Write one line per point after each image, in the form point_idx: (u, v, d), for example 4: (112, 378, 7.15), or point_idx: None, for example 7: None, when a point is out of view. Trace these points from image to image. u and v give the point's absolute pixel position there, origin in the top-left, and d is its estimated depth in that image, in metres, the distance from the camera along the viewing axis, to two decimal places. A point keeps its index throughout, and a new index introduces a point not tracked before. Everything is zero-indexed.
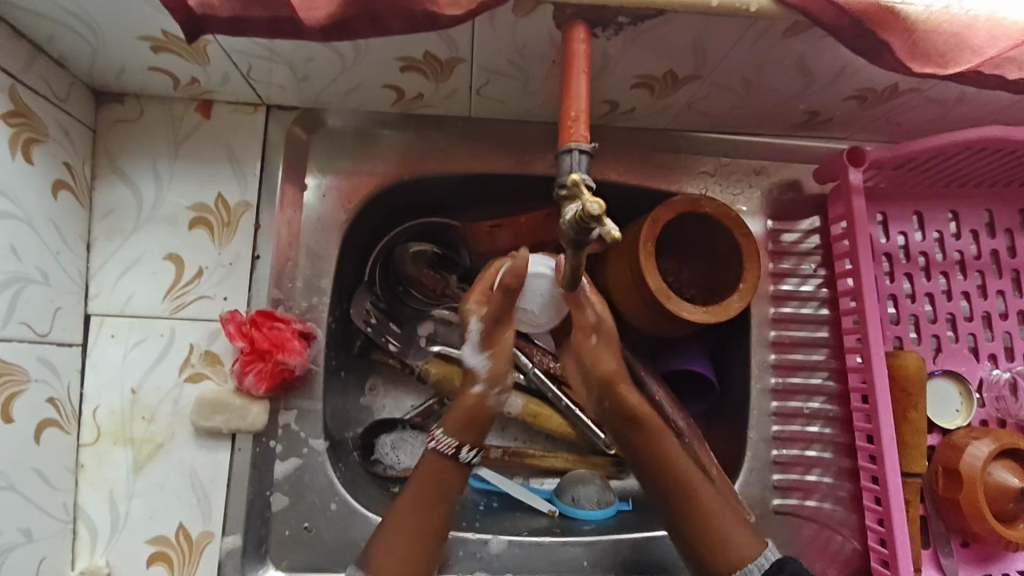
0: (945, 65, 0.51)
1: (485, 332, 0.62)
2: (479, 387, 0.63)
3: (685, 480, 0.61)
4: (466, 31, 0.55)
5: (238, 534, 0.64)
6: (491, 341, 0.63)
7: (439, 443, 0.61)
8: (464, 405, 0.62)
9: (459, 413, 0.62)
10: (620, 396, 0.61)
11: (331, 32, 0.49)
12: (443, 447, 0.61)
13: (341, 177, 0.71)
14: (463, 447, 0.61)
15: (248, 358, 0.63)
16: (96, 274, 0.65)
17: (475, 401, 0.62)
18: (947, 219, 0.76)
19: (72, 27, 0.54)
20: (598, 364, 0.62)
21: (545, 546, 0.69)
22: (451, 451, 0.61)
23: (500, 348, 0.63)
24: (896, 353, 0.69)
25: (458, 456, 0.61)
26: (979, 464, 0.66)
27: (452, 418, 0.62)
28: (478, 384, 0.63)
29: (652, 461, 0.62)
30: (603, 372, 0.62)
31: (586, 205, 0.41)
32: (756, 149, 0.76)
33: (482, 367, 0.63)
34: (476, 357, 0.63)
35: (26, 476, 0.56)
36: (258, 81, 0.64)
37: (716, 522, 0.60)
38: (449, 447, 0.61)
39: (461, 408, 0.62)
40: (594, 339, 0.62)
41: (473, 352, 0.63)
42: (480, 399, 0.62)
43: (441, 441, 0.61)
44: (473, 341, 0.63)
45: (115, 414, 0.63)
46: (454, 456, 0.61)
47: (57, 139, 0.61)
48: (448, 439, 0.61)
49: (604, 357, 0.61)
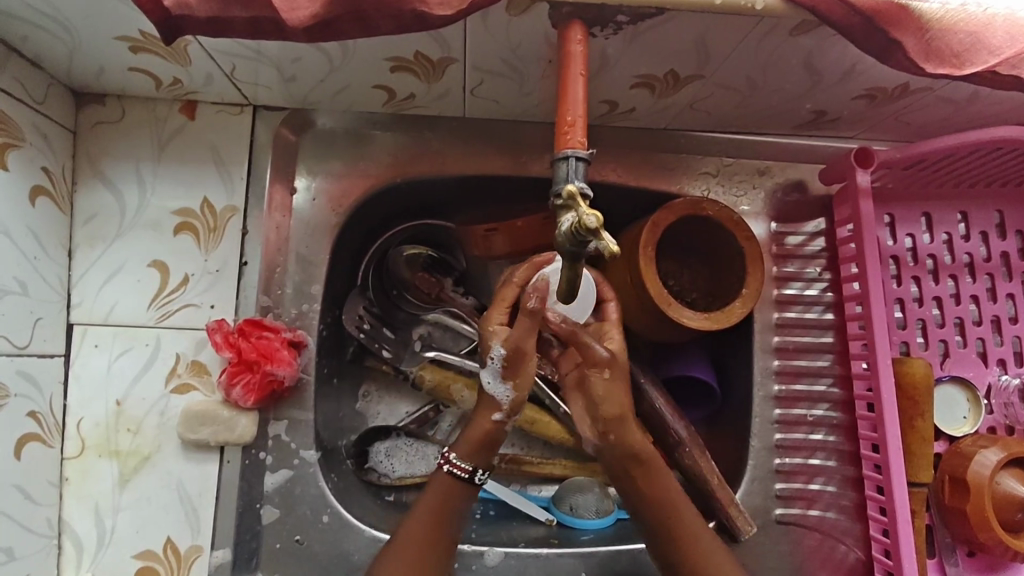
0: (961, 65, 0.48)
1: (511, 360, 0.55)
2: (497, 416, 0.57)
3: (679, 522, 0.58)
4: (458, 31, 0.52)
5: (227, 548, 0.63)
6: (515, 371, 0.55)
7: (455, 467, 0.57)
8: (478, 430, 0.57)
9: (472, 438, 0.57)
10: (628, 432, 0.56)
11: (316, 33, 0.47)
12: (460, 471, 0.57)
13: (331, 179, 0.69)
14: (478, 469, 0.58)
15: (236, 369, 0.62)
16: (78, 283, 0.63)
17: (490, 430, 0.57)
18: (956, 220, 0.74)
19: (46, 28, 0.52)
20: (605, 395, 0.55)
21: (542, 558, 0.68)
22: (465, 475, 0.57)
23: (526, 379, 0.56)
24: (903, 360, 0.67)
25: (474, 478, 0.58)
26: (987, 473, 0.64)
27: (466, 442, 0.57)
28: (498, 412, 0.57)
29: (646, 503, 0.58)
30: (617, 405, 0.55)
31: (584, 217, 0.39)
32: (759, 148, 0.74)
33: (503, 396, 0.56)
34: (496, 385, 0.56)
35: (8, 494, 0.54)
36: (243, 82, 0.61)
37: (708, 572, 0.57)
38: (464, 470, 0.57)
39: (475, 434, 0.57)
40: (606, 374, 0.55)
41: (494, 380, 0.56)
42: (498, 427, 0.57)
43: (457, 465, 0.57)
44: (494, 368, 0.56)
45: (100, 425, 0.62)
46: (470, 478, 0.58)
47: (34, 143, 0.59)
48: (463, 464, 0.57)
49: (617, 391, 0.55)
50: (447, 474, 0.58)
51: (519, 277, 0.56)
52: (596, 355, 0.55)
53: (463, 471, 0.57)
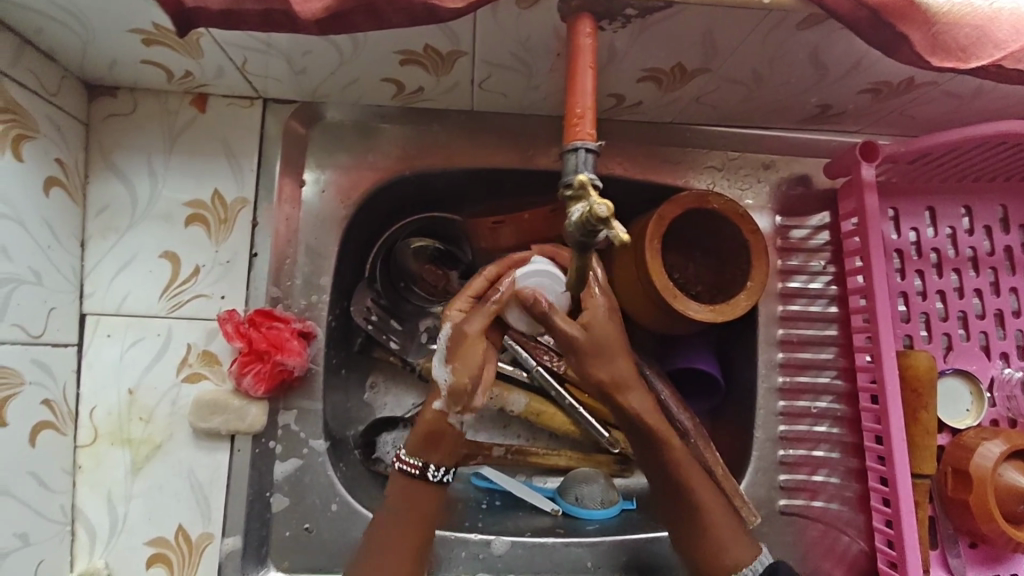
0: (967, 59, 0.49)
1: (453, 341, 0.56)
2: (438, 403, 0.58)
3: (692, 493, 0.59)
4: (468, 24, 0.53)
5: (238, 535, 0.63)
6: (456, 354, 0.56)
7: (405, 464, 0.59)
8: (424, 423, 0.59)
9: (420, 430, 0.59)
10: (620, 402, 0.57)
11: (328, 26, 0.47)
12: (408, 467, 0.59)
13: (340, 172, 0.70)
14: (429, 466, 0.59)
15: (246, 358, 0.62)
16: (90, 273, 0.64)
17: (432, 419, 0.59)
18: (959, 214, 0.74)
19: (60, 20, 0.53)
20: (604, 367, 0.55)
21: (548, 547, 0.69)
22: (416, 472, 0.59)
23: (465, 364, 0.56)
24: (906, 353, 0.67)
25: (426, 475, 0.59)
26: (990, 465, 0.65)
27: (415, 435, 0.60)
28: (439, 399, 0.58)
29: (662, 471, 0.60)
30: (600, 381, 0.56)
31: (594, 207, 0.39)
32: (765, 142, 0.74)
33: (442, 381, 0.57)
34: (439, 369, 0.58)
35: (23, 480, 0.55)
36: (254, 75, 0.62)
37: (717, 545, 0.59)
38: (414, 467, 0.59)
39: (421, 425, 0.59)
40: (575, 358, 0.55)
41: (438, 364, 0.58)
42: (439, 416, 0.58)
43: (406, 462, 0.59)
44: (441, 352, 0.57)
45: (112, 414, 0.63)
46: (423, 475, 0.59)
47: (47, 134, 0.59)
48: (413, 461, 0.59)
49: (598, 367, 0.55)
50: (399, 471, 0.60)
51: (493, 272, 0.58)
52: (569, 341, 0.53)
53: (412, 468, 0.59)
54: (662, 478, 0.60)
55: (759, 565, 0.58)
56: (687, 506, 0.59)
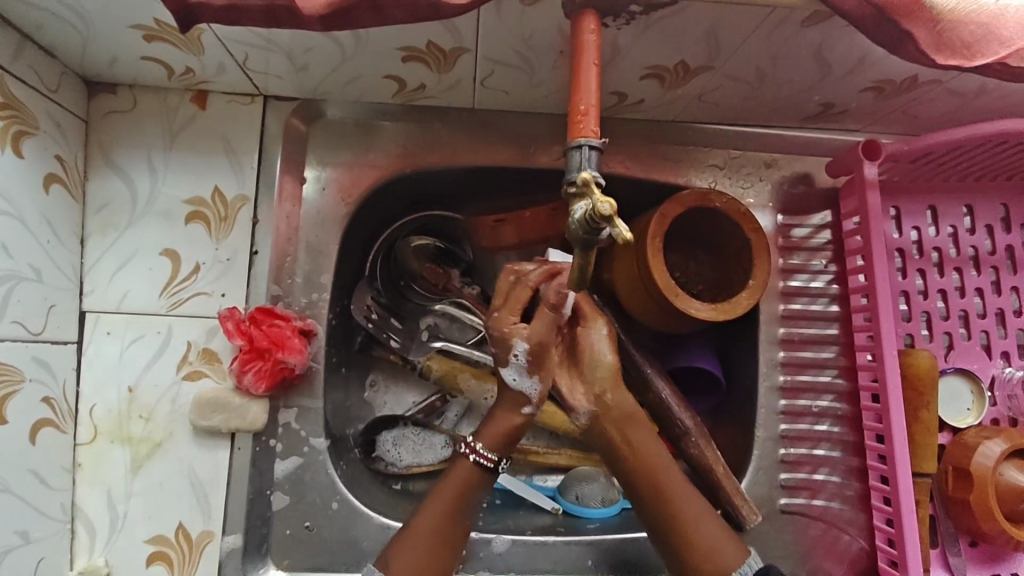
0: (971, 57, 0.49)
1: (534, 354, 0.57)
2: (528, 409, 0.59)
3: (676, 497, 0.59)
4: (471, 20, 0.53)
5: (239, 533, 0.63)
6: (541, 365, 0.57)
7: (481, 457, 0.58)
8: (507, 423, 0.59)
9: (499, 429, 0.59)
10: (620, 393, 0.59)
11: (331, 23, 0.47)
12: (486, 459, 0.58)
13: (340, 169, 0.69)
14: (502, 459, 0.59)
15: (247, 356, 0.62)
16: (90, 270, 0.63)
17: (519, 422, 0.59)
18: (961, 213, 0.74)
19: (61, 15, 0.52)
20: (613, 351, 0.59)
21: (549, 546, 0.69)
22: (490, 464, 0.58)
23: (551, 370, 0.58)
24: (908, 352, 0.67)
25: (496, 469, 0.59)
26: (990, 464, 0.65)
27: (492, 432, 0.59)
28: (529, 405, 0.59)
29: (648, 474, 0.59)
30: (606, 366, 0.58)
31: (597, 205, 0.39)
32: (767, 140, 0.74)
33: (531, 391, 0.59)
34: (523, 380, 0.58)
35: (23, 478, 0.55)
36: (255, 72, 0.62)
37: (708, 547, 0.57)
38: (489, 460, 0.58)
39: (502, 427, 0.59)
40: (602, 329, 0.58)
41: (520, 376, 0.58)
42: (528, 418, 0.59)
43: (483, 453, 0.58)
44: (518, 365, 0.58)
45: (112, 412, 0.62)
46: (494, 468, 0.59)
47: (47, 131, 0.59)
48: (489, 453, 0.58)
49: (607, 352, 0.58)
50: (471, 463, 0.58)
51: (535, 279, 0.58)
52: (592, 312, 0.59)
53: (490, 461, 0.58)
54: (650, 482, 0.59)
55: (749, 570, 0.57)
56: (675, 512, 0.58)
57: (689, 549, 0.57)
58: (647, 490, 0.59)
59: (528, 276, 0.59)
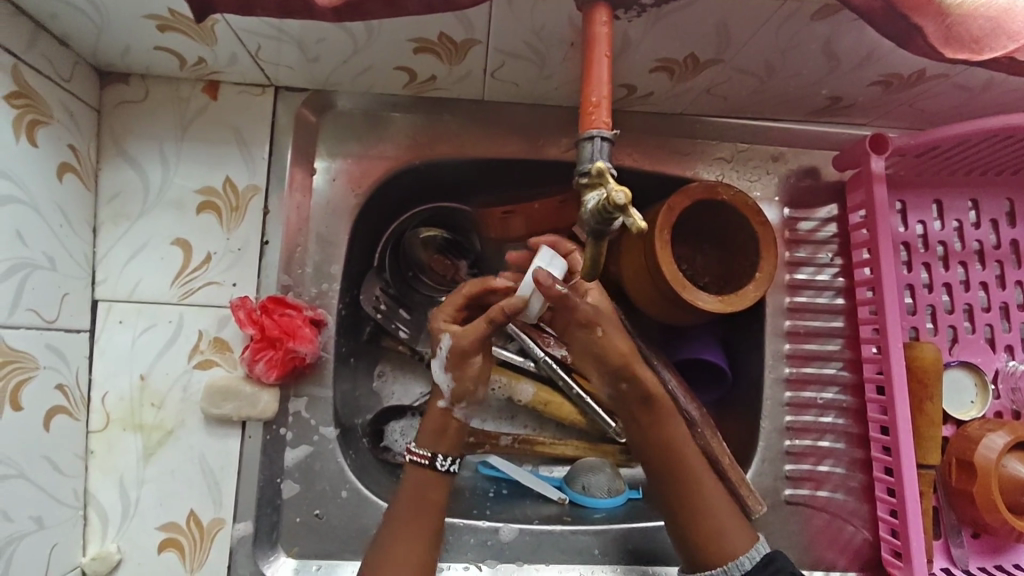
0: (980, 51, 0.49)
1: (453, 353, 0.61)
2: (444, 402, 0.63)
3: (693, 478, 0.60)
4: (484, 11, 0.53)
5: (249, 520, 0.64)
6: (458, 364, 0.61)
7: (415, 456, 0.62)
8: (432, 419, 0.63)
9: (428, 427, 0.63)
10: (635, 376, 0.59)
11: (345, 14, 0.47)
12: (419, 457, 0.61)
13: (350, 160, 0.70)
14: (439, 456, 0.62)
15: (259, 345, 0.63)
16: (102, 259, 0.64)
17: (439, 417, 0.63)
18: (966, 207, 0.75)
19: (77, 6, 0.53)
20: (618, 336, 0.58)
21: (556, 534, 0.69)
22: (427, 462, 0.62)
23: (469, 373, 0.61)
24: (912, 345, 0.68)
25: (436, 465, 0.62)
26: (994, 456, 0.65)
27: (424, 431, 0.63)
28: (444, 399, 0.63)
29: (667, 450, 0.60)
30: (617, 354, 0.58)
31: (611, 194, 0.39)
32: (774, 134, 0.75)
33: (446, 387, 0.62)
34: (441, 374, 0.62)
35: (38, 464, 0.55)
36: (266, 62, 0.62)
37: (713, 532, 0.59)
38: (424, 456, 0.62)
39: (429, 422, 0.63)
40: (597, 331, 0.57)
41: (440, 371, 0.62)
42: (445, 413, 0.63)
43: (416, 453, 0.62)
44: (441, 359, 0.62)
45: (124, 400, 0.63)
46: (432, 465, 0.62)
47: (61, 120, 0.59)
48: (423, 451, 0.62)
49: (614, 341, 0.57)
50: (412, 463, 0.62)
51: (469, 289, 0.62)
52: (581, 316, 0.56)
53: (424, 459, 0.62)
54: (665, 458, 0.61)
55: (755, 554, 0.58)
56: (688, 493, 0.60)
57: (696, 532, 0.59)
58: (663, 467, 0.61)
59: (464, 284, 0.63)
